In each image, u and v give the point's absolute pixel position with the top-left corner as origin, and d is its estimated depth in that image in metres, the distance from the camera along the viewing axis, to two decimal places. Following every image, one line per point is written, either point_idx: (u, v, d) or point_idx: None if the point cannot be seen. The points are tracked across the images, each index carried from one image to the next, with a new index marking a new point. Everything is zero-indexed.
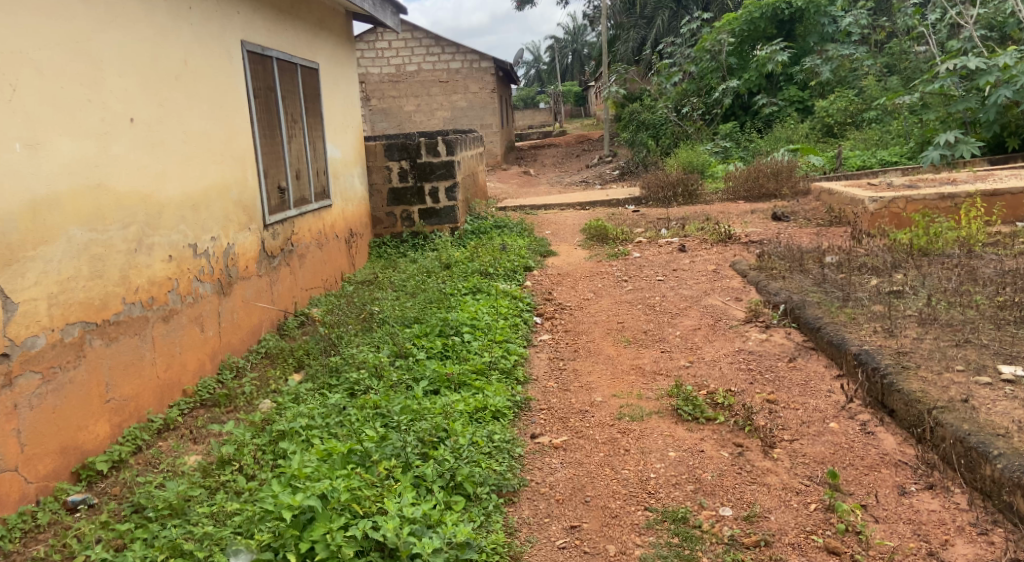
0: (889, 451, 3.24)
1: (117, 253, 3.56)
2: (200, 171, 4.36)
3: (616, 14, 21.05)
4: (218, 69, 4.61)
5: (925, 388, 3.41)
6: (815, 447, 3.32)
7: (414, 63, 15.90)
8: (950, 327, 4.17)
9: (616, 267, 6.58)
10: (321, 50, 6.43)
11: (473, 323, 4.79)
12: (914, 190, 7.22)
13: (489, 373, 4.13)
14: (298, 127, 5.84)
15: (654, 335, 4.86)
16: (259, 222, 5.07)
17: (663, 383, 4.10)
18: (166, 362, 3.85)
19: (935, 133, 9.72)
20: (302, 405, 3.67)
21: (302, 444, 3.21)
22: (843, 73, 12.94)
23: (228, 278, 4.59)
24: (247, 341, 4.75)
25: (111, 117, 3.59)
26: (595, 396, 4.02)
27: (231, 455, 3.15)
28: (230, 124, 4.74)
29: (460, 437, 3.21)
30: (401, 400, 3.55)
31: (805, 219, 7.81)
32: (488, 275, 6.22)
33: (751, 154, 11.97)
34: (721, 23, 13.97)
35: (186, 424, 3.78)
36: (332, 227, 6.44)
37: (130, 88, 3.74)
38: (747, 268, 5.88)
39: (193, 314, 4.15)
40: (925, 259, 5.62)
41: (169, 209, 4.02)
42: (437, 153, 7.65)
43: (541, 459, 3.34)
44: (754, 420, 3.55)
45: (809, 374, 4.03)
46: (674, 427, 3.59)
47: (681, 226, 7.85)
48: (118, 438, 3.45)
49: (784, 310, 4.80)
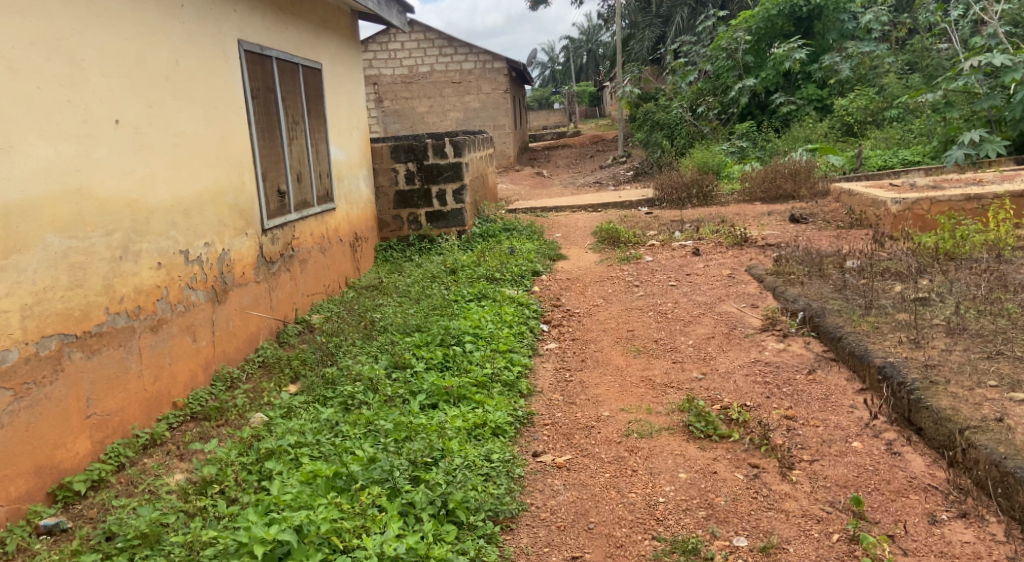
0: (917, 475, 3.01)
1: (100, 261, 3.40)
2: (193, 175, 4.20)
3: (632, 13, 20.75)
4: (212, 68, 4.44)
5: (956, 406, 3.19)
6: (837, 469, 3.10)
7: (427, 64, 15.72)
8: (981, 338, 3.94)
9: (628, 271, 6.37)
10: (324, 50, 6.27)
11: (476, 331, 4.60)
12: (938, 190, 6.96)
13: (491, 387, 3.93)
14: (299, 129, 5.67)
15: (666, 345, 4.65)
16: (257, 226, 4.91)
17: (674, 397, 3.89)
18: (155, 374, 3.69)
19: (959, 132, 9.42)
20: (294, 419, 3.49)
21: (289, 465, 3.03)
22: (863, 71, 12.64)
23: (223, 286, 4.42)
24: (244, 350, 4.58)
25: (94, 118, 3.44)
26: (603, 410, 3.82)
27: (214, 475, 2.97)
28: (226, 125, 4.57)
29: (456, 456, 3.03)
30: (395, 415, 3.36)
31: (824, 221, 7.56)
32: (495, 280, 6.03)
33: (768, 153, 11.74)
34: (738, 21, 13.72)
35: (175, 439, 3.62)
36: (335, 231, 6.26)
37: (115, 88, 3.59)
38: (764, 273, 5.65)
39: (185, 323, 3.99)
40: (952, 264, 5.38)
41: (159, 215, 3.86)
42: (445, 154, 7.47)
43: (543, 481, 3.14)
44: (771, 438, 3.34)
45: (830, 388, 3.80)
46: (686, 445, 3.39)
47: (696, 229, 7.62)
48: (100, 456, 3.29)
49: (802, 318, 4.57)
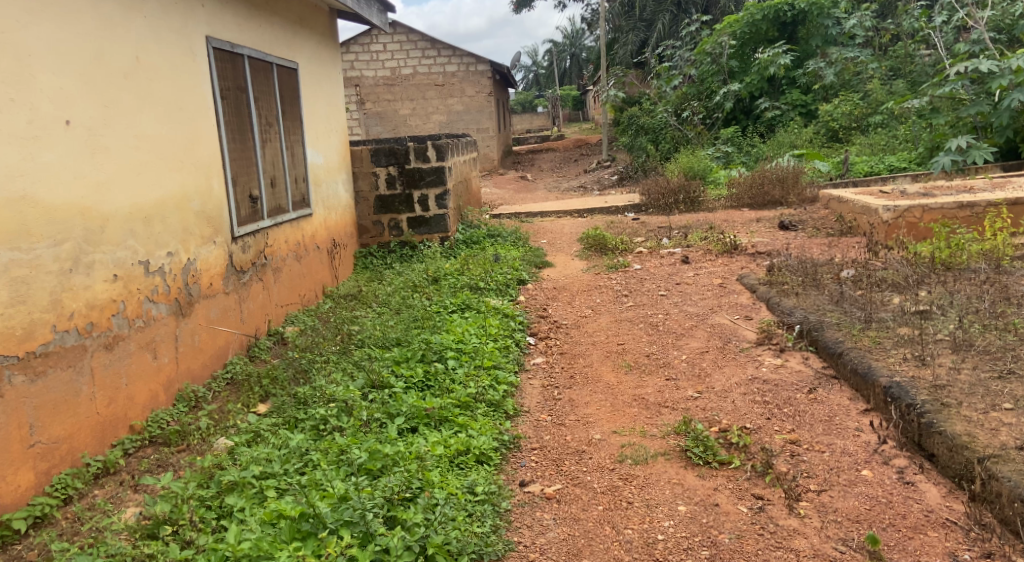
0: (934, 508, 2.82)
1: (46, 275, 3.17)
2: (155, 180, 3.93)
3: (615, 17, 20.58)
4: (178, 66, 4.16)
5: (972, 432, 3.00)
6: (847, 501, 2.89)
7: (410, 65, 15.45)
8: (989, 355, 3.73)
9: (616, 280, 6.14)
10: (301, 49, 5.99)
11: (459, 346, 4.35)
12: (930, 197, 6.78)
13: (474, 408, 3.68)
14: (274, 131, 5.41)
15: (658, 360, 4.42)
16: (227, 233, 4.62)
17: (669, 418, 3.66)
18: (109, 396, 3.45)
19: (946, 138, 9.28)
20: (260, 447, 3.24)
21: (252, 500, 2.79)
22: (847, 77, 12.39)
23: (188, 298, 4.15)
24: (211, 366, 4.31)
25: (41, 119, 3.19)
26: (594, 433, 3.58)
27: (168, 514, 2.71)
28: (192, 127, 4.29)
29: (435, 490, 2.80)
30: (370, 442, 3.10)
31: (814, 228, 7.37)
32: (478, 289, 5.77)
33: (754, 159, 11.60)
34: (722, 26, 13.55)
35: (129, 467, 3.39)
36: (311, 238, 5.99)
37: (67, 87, 3.33)
38: (757, 283, 5.44)
39: (144, 340, 3.72)
40: (949, 275, 5.17)
41: (117, 223, 3.60)
42: (427, 158, 7.22)
43: (531, 516, 2.90)
44: (774, 465, 3.13)
45: (833, 408, 3.58)
46: (683, 472, 3.17)
47: (684, 236, 7.41)
48: (45, 488, 3.07)
49: (799, 332, 4.36)
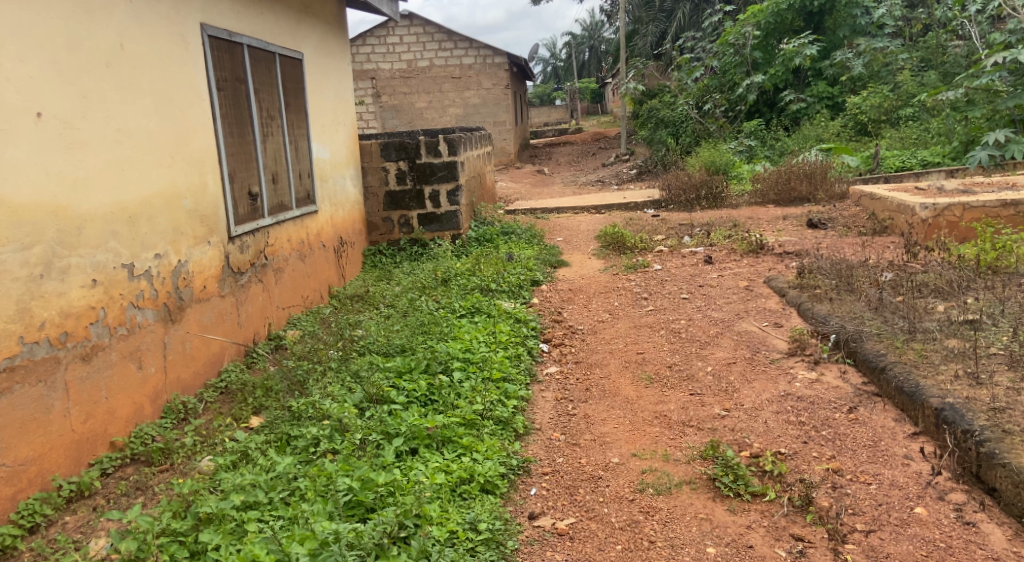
0: (1001, 555, 2.50)
1: (12, 282, 2.92)
2: (141, 176, 3.64)
3: (635, 8, 20.15)
4: (166, 54, 3.86)
5: None
6: (900, 545, 2.58)
7: (426, 58, 15.14)
8: None
9: (635, 281, 5.81)
10: (306, 37, 5.69)
11: (466, 356, 4.04)
12: (971, 195, 6.35)
13: (481, 427, 3.36)
14: (275, 124, 5.11)
15: (681, 371, 4.08)
16: (222, 233, 4.33)
17: (694, 440, 3.32)
18: (86, 412, 3.19)
19: (981, 132, 8.81)
20: (244, 471, 2.96)
21: (230, 537, 2.53)
22: (876, 67, 12.03)
23: (178, 302, 3.86)
24: (205, 375, 4.03)
25: (7, 110, 2.93)
26: (611, 456, 3.26)
27: (134, 552, 2.44)
28: (183, 120, 3.98)
29: (432, 529, 2.57)
30: (363, 470, 2.83)
31: (845, 227, 6.98)
32: (489, 291, 5.45)
33: (778, 153, 11.23)
34: (746, 15, 13.04)
35: (106, 490, 3.14)
36: (317, 236, 5.69)
37: (37, 75, 3.06)
38: (786, 286, 5.09)
39: (127, 349, 3.44)
40: (997, 279, 4.78)
41: (96, 224, 3.32)
42: (439, 153, 6.90)
43: (540, 556, 2.64)
44: (815, 499, 2.81)
45: (876, 430, 3.23)
46: (713, 506, 2.85)
47: (707, 234, 7.06)
48: (10, 515, 2.85)
49: (836, 342, 4.00)
